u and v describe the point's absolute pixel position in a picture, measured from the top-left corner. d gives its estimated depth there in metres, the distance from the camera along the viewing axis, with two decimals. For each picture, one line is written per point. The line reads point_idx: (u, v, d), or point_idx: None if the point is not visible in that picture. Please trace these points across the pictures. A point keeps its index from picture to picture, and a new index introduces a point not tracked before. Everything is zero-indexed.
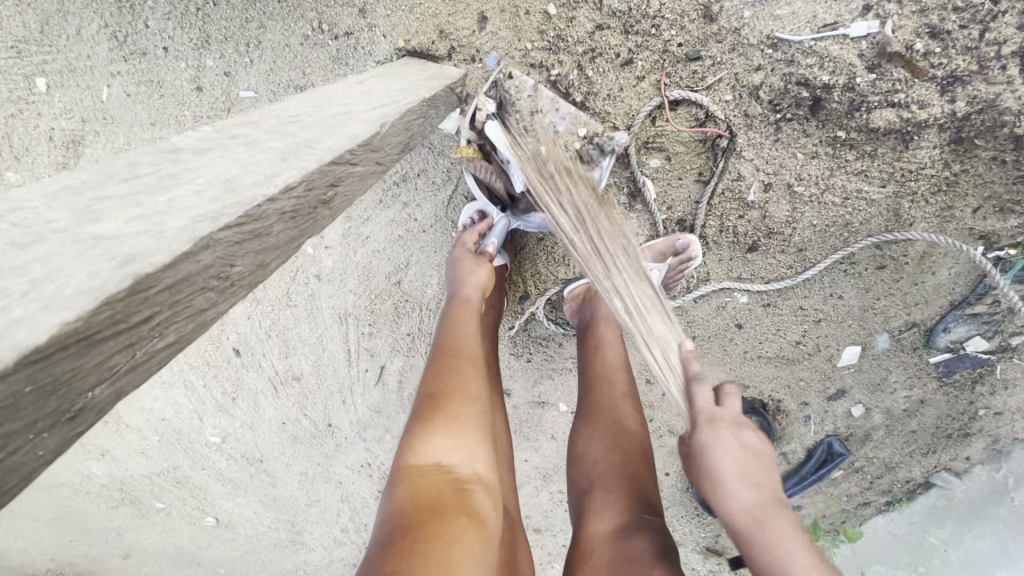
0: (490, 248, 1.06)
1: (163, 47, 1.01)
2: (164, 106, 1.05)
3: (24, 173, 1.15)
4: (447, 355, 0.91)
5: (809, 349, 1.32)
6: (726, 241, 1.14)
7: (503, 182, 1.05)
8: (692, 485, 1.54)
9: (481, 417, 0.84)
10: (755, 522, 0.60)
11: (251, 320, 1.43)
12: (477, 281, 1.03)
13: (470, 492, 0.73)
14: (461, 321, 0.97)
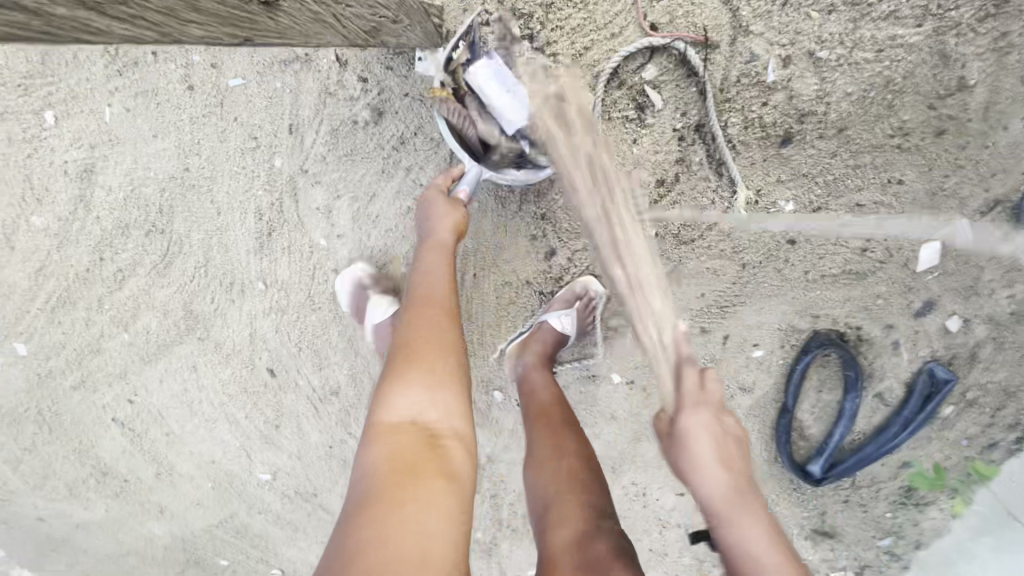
0: (462, 194, 1.03)
1: (151, 52, 1.09)
2: (161, 113, 1.13)
3: (47, 214, 1.23)
4: (421, 301, 0.86)
5: (881, 255, 1.14)
6: (754, 138, 1.08)
7: (476, 133, 1.03)
8: (780, 451, 1.32)
9: (460, 370, 0.81)
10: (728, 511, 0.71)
11: (280, 334, 1.36)
12: (450, 223, 0.98)
13: (446, 451, 0.73)
14: (435, 265, 0.93)
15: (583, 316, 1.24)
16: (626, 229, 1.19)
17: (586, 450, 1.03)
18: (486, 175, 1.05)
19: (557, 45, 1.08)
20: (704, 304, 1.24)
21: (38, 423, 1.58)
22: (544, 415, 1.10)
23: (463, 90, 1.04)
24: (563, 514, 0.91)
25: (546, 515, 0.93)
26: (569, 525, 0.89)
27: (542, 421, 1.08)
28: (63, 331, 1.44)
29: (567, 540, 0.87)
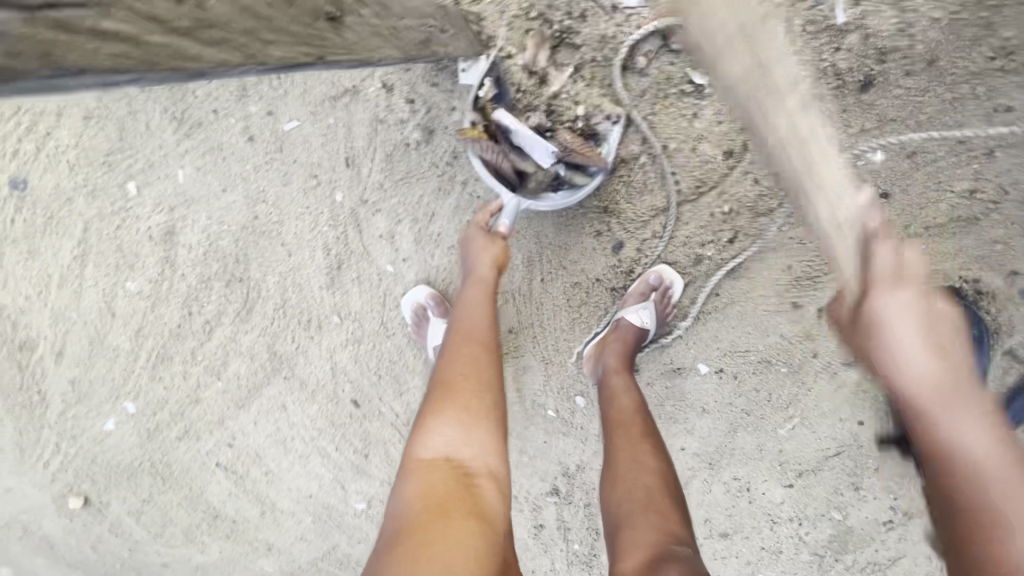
0: (502, 227, 1.04)
1: (213, 109, 1.16)
2: (228, 166, 1.18)
3: (140, 278, 1.32)
4: (456, 338, 0.94)
5: (995, 192, 1.01)
6: (829, 89, 0.98)
7: (510, 165, 1.03)
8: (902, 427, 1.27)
9: (491, 403, 0.88)
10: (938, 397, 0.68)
11: (359, 364, 1.39)
12: (489, 257, 1.02)
13: (475, 487, 0.80)
14: (474, 297, 1.00)
15: (661, 306, 1.19)
16: (696, 209, 1.13)
17: (660, 464, 0.98)
18: (525, 204, 1.04)
19: (607, 21, 1.03)
20: (793, 277, 1.23)
21: (152, 474, 1.69)
22: (623, 428, 1.06)
23: (494, 125, 1.03)
24: (636, 534, 0.88)
25: (617, 533, 0.91)
26: (638, 547, 0.86)
27: (620, 432, 1.05)
28: (164, 385, 1.54)
29: (637, 564, 0.83)
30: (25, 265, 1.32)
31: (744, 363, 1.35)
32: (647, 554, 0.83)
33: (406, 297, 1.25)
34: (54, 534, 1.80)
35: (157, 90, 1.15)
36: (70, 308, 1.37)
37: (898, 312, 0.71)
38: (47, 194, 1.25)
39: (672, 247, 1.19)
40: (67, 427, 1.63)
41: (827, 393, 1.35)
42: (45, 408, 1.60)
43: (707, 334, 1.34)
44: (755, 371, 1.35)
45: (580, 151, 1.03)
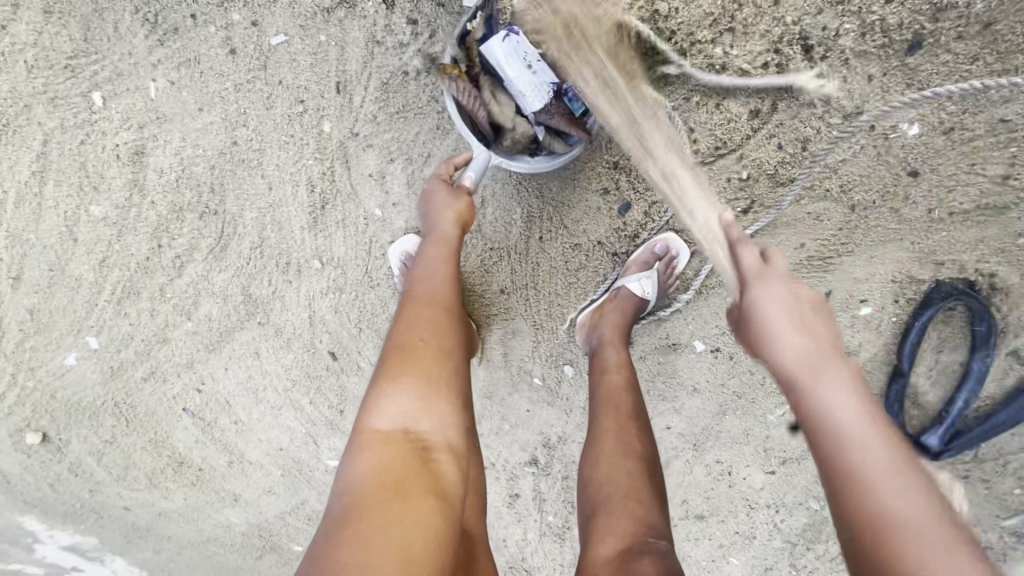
0: (467, 182, 0.98)
1: (191, 15, 1.03)
2: (206, 82, 1.07)
3: (104, 203, 1.21)
4: (417, 304, 0.89)
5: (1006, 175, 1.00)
6: (874, 47, 0.89)
7: (486, 113, 0.96)
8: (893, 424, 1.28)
9: (452, 376, 0.84)
10: (803, 372, 0.67)
11: (339, 315, 1.32)
12: (452, 215, 0.97)
13: (433, 461, 0.75)
14: (435, 261, 0.94)
15: (665, 277, 1.13)
16: (712, 173, 1.04)
17: (646, 449, 0.93)
18: (495, 161, 0.98)
19: None
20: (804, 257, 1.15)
21: (115, 415, 1.64)
22: (609, 404, 1.00)
23: (476, 69, 0.97)
24: (615, 518, 0.84)
25: (595, 516, 0.87)
26: (617, 528, 0.82)
27: (607, 409, 0.99)
28: (128, 323, 1.43)
29: (612, 554, 0.79)
30: None
31: (741, 344, 1.30)
32: (625, 542, 0.80)
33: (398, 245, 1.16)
34: (10, 470, 1.72)
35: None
36: (29, 230, 1.26)
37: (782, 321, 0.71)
38: (2, 97, 1.10)
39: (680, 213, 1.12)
40: (24, 359, 1.54)
41: None
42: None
43: (706, 312, 1.27)
44: (751, 352, 1.31)
45: (563, 117, 0.94)
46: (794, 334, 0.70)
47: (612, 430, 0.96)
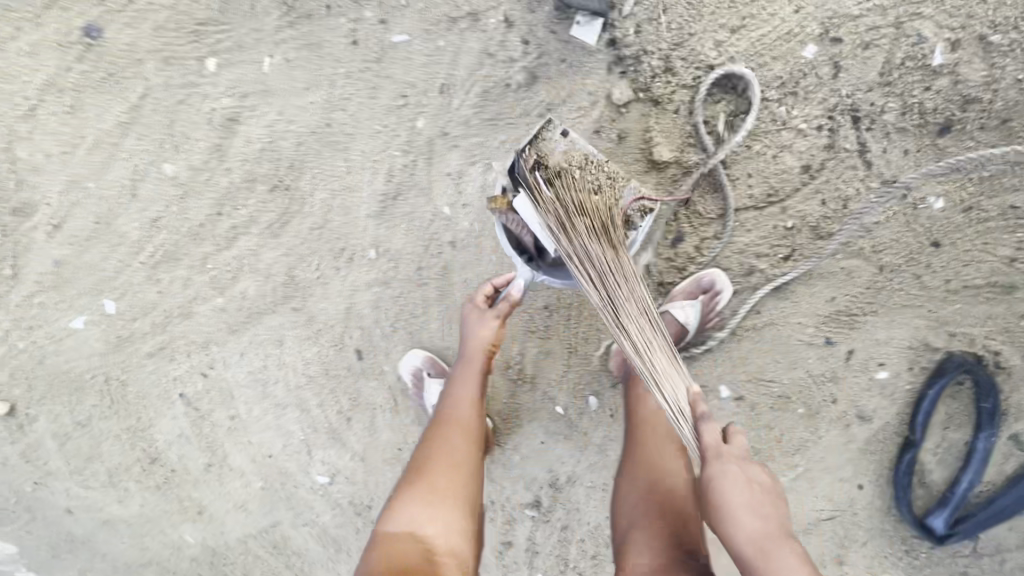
0: (512, 296, 1.08)
1: (326, 7, 1.14)
2: (320, 66, 1.16)
3: (180, 162, 1.24)
4: (442, 430, 1.08)
5: (1009, 259, 1.15)
6: (912, 125, 1.05)
7: (532, 241, 1.06)
8: (900, 494, 1.37)
9: (462, 488, 1.01)
10: (756, 541, 0.80)
11: (379, 311, 1.35)
12: (483, 341, 1.13)
13: (434, 560, 0.92)
14: (463, 388, 1.13)
15: (708, 307, 1.19)
16: (761, 217, 1.15)
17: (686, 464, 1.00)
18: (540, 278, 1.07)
19: (720, 12, 1.02)
20: (833, 311, 1.24)
21: (102, 393, 1.55)
22: (649, 425, 1.06)
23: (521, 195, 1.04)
24: (651, 538, 0.90)
25: (630, 530, 0.95)
26: (650, 548, 0.89)
27: (645, 431, 1.05)
28: (153, 292, 1.39)
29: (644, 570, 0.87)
30: (61, 120, 1.22)
31: (764, 394, 1.35)
32: (659, 566, 0.87)
33: (421, 348, 1.37)
34: None
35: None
36: (91, 179, 1.27)
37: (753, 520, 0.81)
38: (118, 49, 1.17)
39: (727, 254, 1.20)
40: (25, 316, 1.46)
41: (834, 440, 1.39)
42: (9, 287, 1.41)
43: (736, 358, 1.32)
44: (772, 405, 1.37)
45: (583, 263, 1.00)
46: (745, 514, 0.81)
47: (647, 459, 1.01)
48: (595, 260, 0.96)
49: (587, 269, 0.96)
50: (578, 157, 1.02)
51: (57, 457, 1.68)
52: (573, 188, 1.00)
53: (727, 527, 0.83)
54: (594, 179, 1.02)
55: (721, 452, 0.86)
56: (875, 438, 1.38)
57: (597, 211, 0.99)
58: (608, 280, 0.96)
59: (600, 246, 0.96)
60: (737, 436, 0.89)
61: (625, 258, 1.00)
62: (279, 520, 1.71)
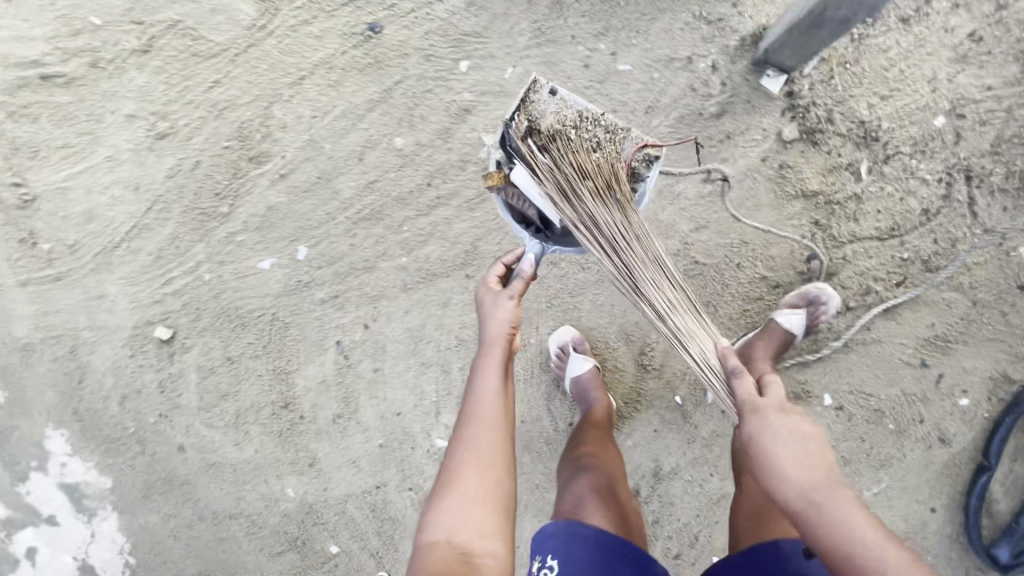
0: (524, 272, 1.14)
1: (569, 37, 1.39)
2: (554, 80, 1.41)
3: (411, 138, 1.51)
4: (467, 420, 1.03)
5: None
6: (1011, 188, 1.35)
7: (535, 213, 1.28)
8: (971, 514, 1.54)
9: (496, 485, 0.97)
10: (804, 485, 0.86)
11: (543, 285, 1.60)
12: (508, 318, 1.11)
13: (473, 562, 0.89)
14: (484, 374, 1.07)
15: (812, 318, 1.43)
16: (883, 247, 1.42)
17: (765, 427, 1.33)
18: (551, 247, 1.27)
19: (876, 85, 1.33)
20: (931, 336, 1.48)
21: (262, 332, 1.71)
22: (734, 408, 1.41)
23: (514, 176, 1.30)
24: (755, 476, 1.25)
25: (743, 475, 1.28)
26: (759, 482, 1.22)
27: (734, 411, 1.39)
28: (346, 245, 1.60)
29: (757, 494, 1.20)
30: (323, 92, 1.50)
31: (861, 405, 1.56)
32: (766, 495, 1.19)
33: (571, 325, 1.61)
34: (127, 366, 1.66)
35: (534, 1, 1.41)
36: (331, 141, 1.53)
37: (794, 463, 0.88)
38: (390, 44, 1.47)
39: (848, 274, 1.46)
40: (221, 252, 1.64)
41: (918, 459, 1.56)
42: (219, 222, 1.61)
43: (842, 368, 1.54)
44: (866, 418, 1.56)
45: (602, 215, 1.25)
46: (788, 462, 0.88)
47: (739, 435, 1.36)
48: (611, 233, 1.19)
49: (597, 238, 1.20)
50: (565, 129, 1.27)
51: (192, 391, 1.79)
52: (569, 152, 1.25)
53: (771, 478, 0.90)
54: (590, 139, 1.28)
55: (757, 407, 0.96)
56: (953, 462, 1.56)
57: (601, 172, 1.23)
58: (618, 247, 1.20)
59: (603, 210, 1.20)
60: (773, 390, 0.99)
61: (631, 215, 1.24)
62: (385, 482, 1.80)
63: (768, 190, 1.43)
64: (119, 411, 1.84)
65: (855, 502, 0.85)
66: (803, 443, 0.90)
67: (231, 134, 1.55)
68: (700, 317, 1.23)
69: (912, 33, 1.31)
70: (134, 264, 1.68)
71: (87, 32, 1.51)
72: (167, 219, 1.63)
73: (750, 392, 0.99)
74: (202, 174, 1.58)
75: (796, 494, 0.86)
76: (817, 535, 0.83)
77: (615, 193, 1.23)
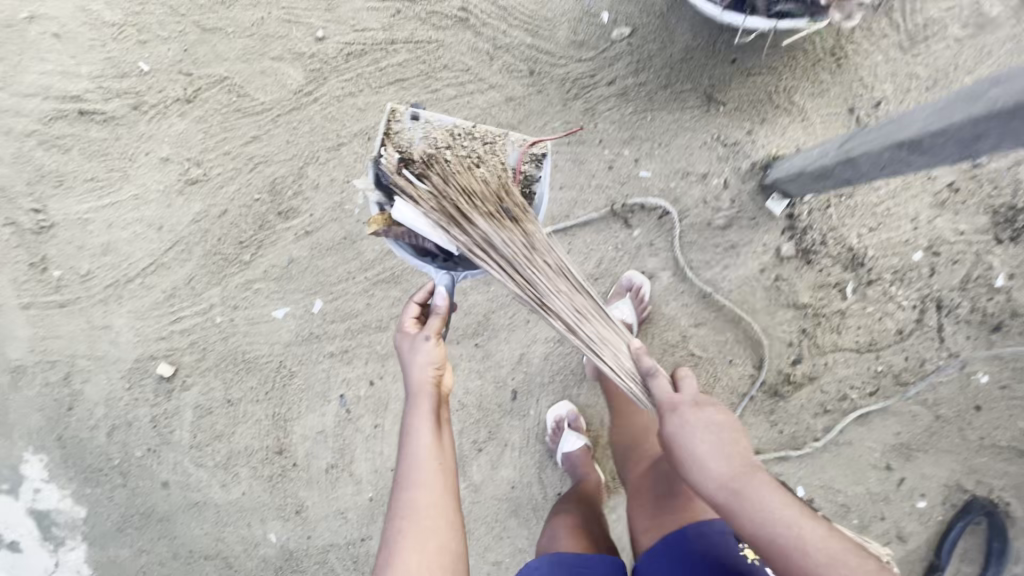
0: (440, 308, 1.12)
1: (597, 141, 1.50)
2: (578, 177, 1.52)
3: None
4: (403, 482, 1.00)
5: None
6: (976, 320, 1.50)
7: (434, 246, 1.23)
8: None
9: (444, 540, 0.96)
10: (724, 472, 0.93)
11: (546, 360, 1.67)
12: (432, 357, 1.07)
13: None
14: (413, 420, 1.05)
15: (637, 303, 1.54)
16: (860, 358, 1.56)
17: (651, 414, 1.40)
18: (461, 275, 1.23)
19: (864, 218, 1.48)
20: (896, 442, 1.62)
21: (265, 378, 1.73)
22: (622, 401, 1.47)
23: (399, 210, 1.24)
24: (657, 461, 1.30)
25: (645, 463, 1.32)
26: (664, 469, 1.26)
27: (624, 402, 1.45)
28: (362, 303, 1.65)
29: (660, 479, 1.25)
30: (358, 160, 1.56)
31: (830, 499, 1.67)
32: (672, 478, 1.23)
33: (567, 400, 1.68)
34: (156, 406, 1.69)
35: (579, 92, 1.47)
36: (359, 206, 1.59)
37: (709, 450, 0.95)
38: None
39: (828, 379, 1.59)
40: (236, 297, 1.67)
41: None
42: (238, 268, 1.65)
43: (815, 464, 1.66)
44: (834, 511, 1.68)
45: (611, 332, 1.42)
46: (706, 451, 0.95)
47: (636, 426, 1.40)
48: (519, 254, 1.15)
49: (502, 258, 1.15)
50: (440, 152, 1.22)
51: (186, 428, 1.79)
52: (452, 175, 1.19)
53: (697, 474, 0.95)
54: (468, 158, 1.23)
55: (675, 404, 1.03)
56: (908, 559, 1.68)
57: (491, 191, 1.18)
58: (523, 264, 1.15)
59: (505, 230, 1.15)
60: (686, 384, 1.07)
61: (534, 227, 1.19)
62: (370, 535, 1.80)
63: (763, 297, 1.55)
64: (106, 442, 1.80)
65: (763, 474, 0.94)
66: (712, 431, 0.97)
67: (262, 188, 1.60)
68: (612, 322, 1.21)
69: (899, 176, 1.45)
70: (146, 299, 1.69)
71: (132, 76, 1.55)
72: (186, 259, 1.66)
73: (668, 392, 1.05)
74: (228, 221, 1.62)
75: (713, 479, 0.94)
76: (741, 520, 0.90)
77: (507, 206, 1.17)
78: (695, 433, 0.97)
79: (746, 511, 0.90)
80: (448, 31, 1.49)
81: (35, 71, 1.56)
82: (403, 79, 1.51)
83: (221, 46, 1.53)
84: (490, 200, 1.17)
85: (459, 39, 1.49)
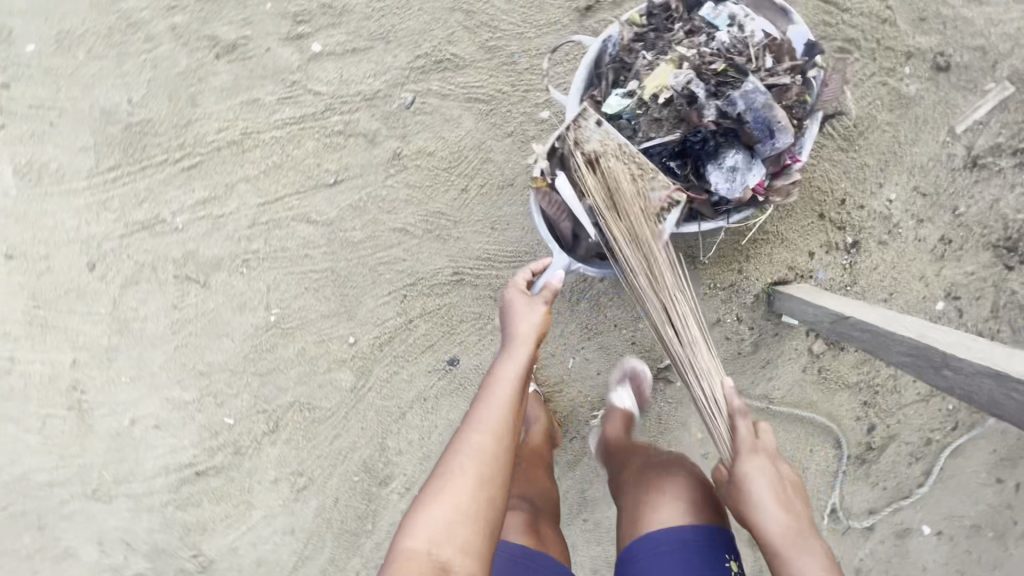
0: (554, 283, 1.22)
1: (614, 324, 1.67)
2: (611, 359, 1.69)
3: None
4: (465, 429, 1.06)
5: None
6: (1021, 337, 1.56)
7: (569, 229, 1.28)
8: None
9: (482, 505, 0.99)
10: (777, 521, 1.04)
11: None
12: (530, 323, 1.18)
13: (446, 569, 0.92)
14: (492, 386, 1.11)
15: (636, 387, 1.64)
16: (928, 404, 1.65)
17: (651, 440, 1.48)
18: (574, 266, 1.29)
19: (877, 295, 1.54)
20: (997, 458, 1.68)
21: None
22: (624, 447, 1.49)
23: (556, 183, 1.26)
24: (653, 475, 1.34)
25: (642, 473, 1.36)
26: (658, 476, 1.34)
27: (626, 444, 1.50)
28: None
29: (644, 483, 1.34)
30: (423, 419, 1.78)
31: (958, 525, 1.74)
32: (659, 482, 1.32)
33: None
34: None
35: (569, 298, 1.67)
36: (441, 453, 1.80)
37: (768, 496, 1.06)
38: (469, 370, 1.73)
39: (907, 431, 1.67)
40: (375, 558, 1.88)
41: None
42: (365, 538, 1.86)
43: (931, 501, 1.73)
44: (967, 534, 1.74)
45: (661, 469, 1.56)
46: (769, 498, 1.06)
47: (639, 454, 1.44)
48: (635, 264, 1.16)
49: (636, 260, 1.16)
50: (611, 142, 1.17)
51: None
52: (610, 175, 1.15)
53: (756, 507, 1.06)
54: (631, 174, 1.15)
55: (754, 447, 1.10)
56: None
57: (635, 202, 1.15)
58: (647, 270, 1.16)
59: (642, 241, 1.15)
60: (764, 432, 1.14)
61: (660, 241, 1.16)
62: None
63: (816, 390, 1.66)
64: None
65: (807, 530, 1.04)
66: (776, 481, 1.08)
67: (358, 469, 1.83)
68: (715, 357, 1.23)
69: (892, 248, 1.52)
70: None
71: (225, 430, 1.82)
72: (320, 547, 1.88)
73: (749, 429, 1.11)
74: (343, 505, 1.85)
75: (765, 519, 1.05)
76: (778, 559, 1.03)
77: (641, 224, 1.15)
78: (765, 476, 1.07)
79: (786, 554, 1.02)
80: (451, 294, 1.68)
81: (152, 457, 1.85)
82: (432, 345, 1.72)
83: (280, 381, 1.77)
84: (625, 208, 1.15)
85: (462, 296, 1.68)
